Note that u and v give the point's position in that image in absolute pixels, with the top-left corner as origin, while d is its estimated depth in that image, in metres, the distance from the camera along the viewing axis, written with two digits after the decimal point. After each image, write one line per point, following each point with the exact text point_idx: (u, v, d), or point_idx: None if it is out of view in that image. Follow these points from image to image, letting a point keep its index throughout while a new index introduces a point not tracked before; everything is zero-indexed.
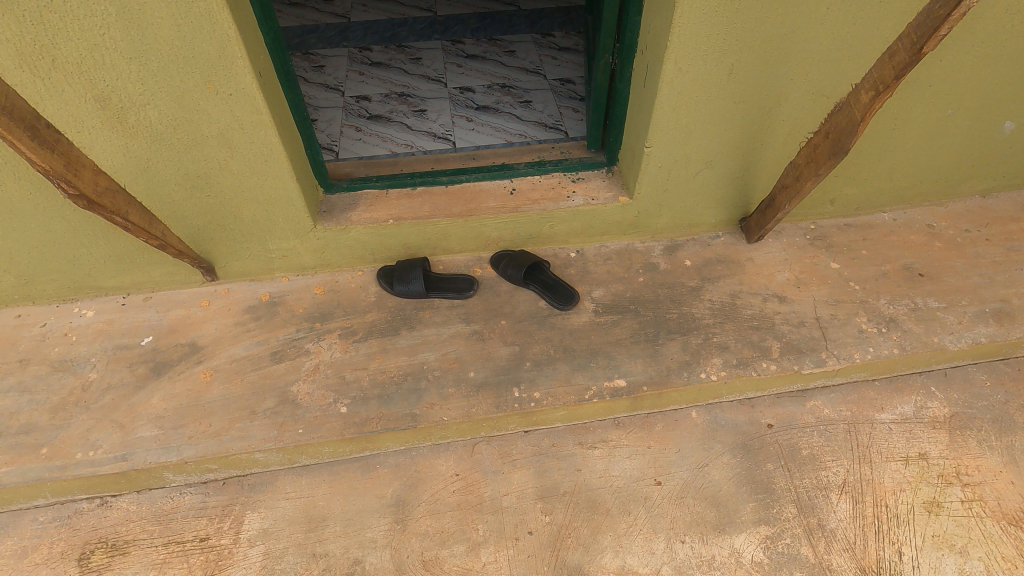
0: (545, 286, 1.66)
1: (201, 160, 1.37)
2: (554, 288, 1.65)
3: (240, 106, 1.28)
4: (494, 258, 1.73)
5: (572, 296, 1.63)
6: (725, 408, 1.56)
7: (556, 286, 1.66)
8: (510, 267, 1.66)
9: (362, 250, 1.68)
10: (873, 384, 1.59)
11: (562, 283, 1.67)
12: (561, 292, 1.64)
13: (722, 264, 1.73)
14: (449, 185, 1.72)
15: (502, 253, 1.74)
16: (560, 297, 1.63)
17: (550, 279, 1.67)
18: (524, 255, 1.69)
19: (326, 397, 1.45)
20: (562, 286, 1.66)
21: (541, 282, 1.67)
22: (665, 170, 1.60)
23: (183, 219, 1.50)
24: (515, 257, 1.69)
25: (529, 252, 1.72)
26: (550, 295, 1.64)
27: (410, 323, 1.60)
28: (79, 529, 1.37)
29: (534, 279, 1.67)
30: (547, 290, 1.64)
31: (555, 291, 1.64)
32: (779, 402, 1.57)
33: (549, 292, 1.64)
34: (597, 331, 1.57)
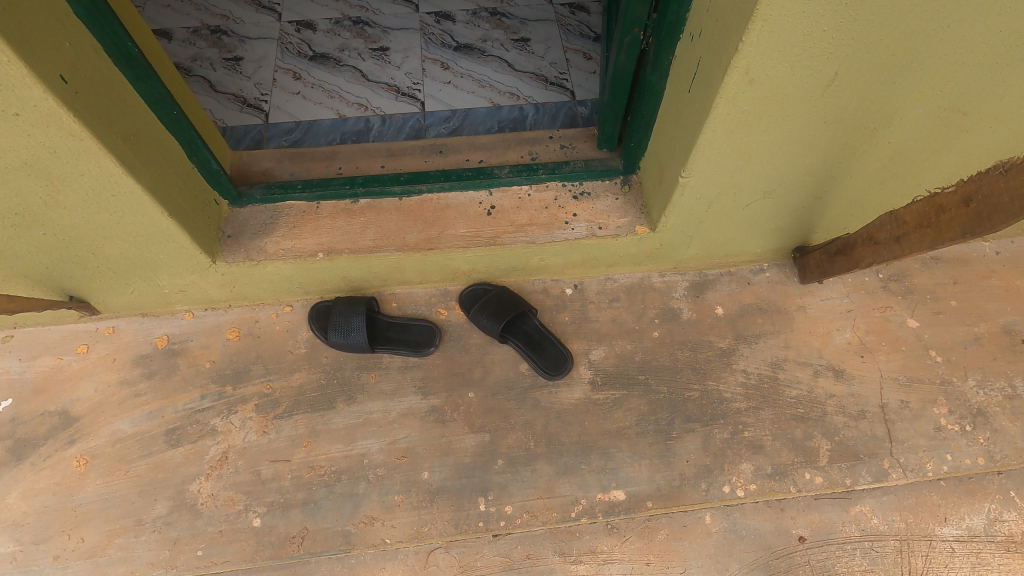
0: (528, 343, 1.26)
1: (16, 198, 0.91)
2: (540, 348, 1.25)
3: (42, 129, 0.79)
4: (463, 297, 1.31)
5: (564, 361, 1.24)
6: (746, 511, 1.15)
7: (544, 343, 1.26)
8: (485, 313, 1.24)
9: (287, 284, 1.26)
10: (938, 485, 1.17)
11: (551, 339, 1.26)
12: (549, 353, 1.25)
13: (765, 314, 1.31)
14: (404, 198, 1.24)
15: (474, 289, 1.31)
16: (547, 360, 1.24)
17: (536, 334, 1.27)
18: (504, 297, 1.27)
19: (235, 503, 1.11)
20: (552, 343, 1.26)
21: (524, 336, 1.26)
22: (705, 202, 1.12)
23: (19, 260, 1.05)
24: (492, 299, 1.26)
25: (510, 289, 1.29)
26: (534, 357, 1.24)
27: (349, 391, 1.22)
28: None
29: (514, 332, 1.26)
30: (530, 349, 1.25)
31: (541, 352, 1.25)
32: (817, 504, 1.15)
33: (534, 352, 1.25)
34: (592, 415, 1.20)
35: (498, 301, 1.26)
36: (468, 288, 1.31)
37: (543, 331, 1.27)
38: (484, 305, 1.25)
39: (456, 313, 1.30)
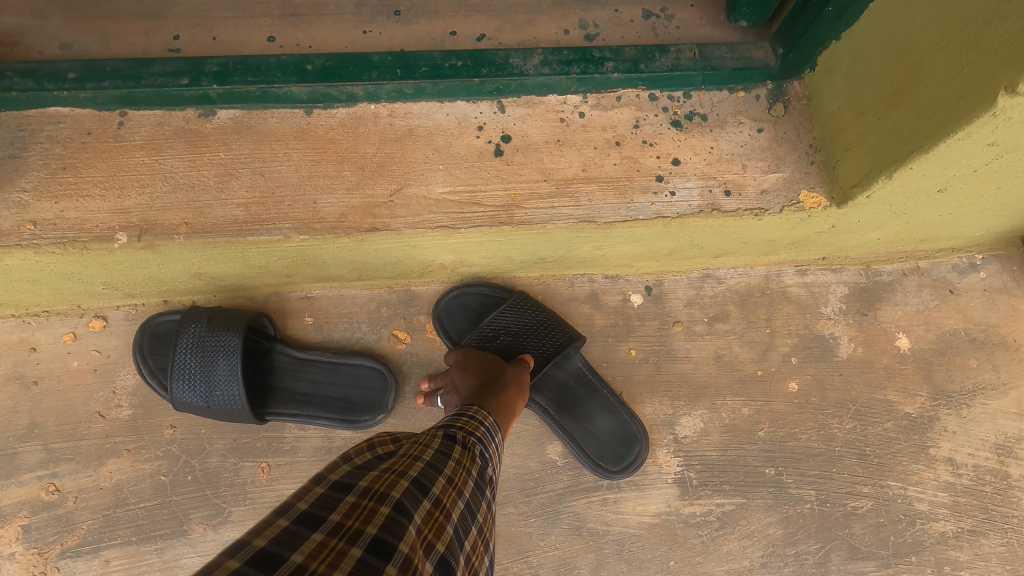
0: (566, 410, 0.66)
1: None
2: (588, 419, 0.66)
3: None
4: (441, 311, 0.68)
5: (632, 449, 0.66)
6: None
7: (596, 411, 0.67)
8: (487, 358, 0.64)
9: (76, 286, 0.61)
10: None
11: (609, 401, 0.67)
12: (605, 432, 0.66)
13: (981, 353, 0.74)
14: (314, 111, 0.58)
15: (464, 295, 0.69)
16: (602, 444, 0.65)
17: (581, 391, 0.67)
18: (524, 321, 0.66)
19: None
20: (611, 410, 0.67)
21: (559, 397, 0.66)
22: (995, 153, 0.50)
23: None
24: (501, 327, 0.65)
25: (533, 301, 0.67)
26: (578, 441, 0.66)
27: (217, 500, 0.63)
28: None
29: (541, 390, 0.66)
30: (570, 424, 0.66)
31: (591, 430, 0.66)
32: None
33: (576, 429, 0.66)
34: (677, 547, 0.65)
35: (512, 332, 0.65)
36: (452, 292, 0.69)
37: (593, 386, 0.67)
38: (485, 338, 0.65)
39: (426, 341, 0.69)
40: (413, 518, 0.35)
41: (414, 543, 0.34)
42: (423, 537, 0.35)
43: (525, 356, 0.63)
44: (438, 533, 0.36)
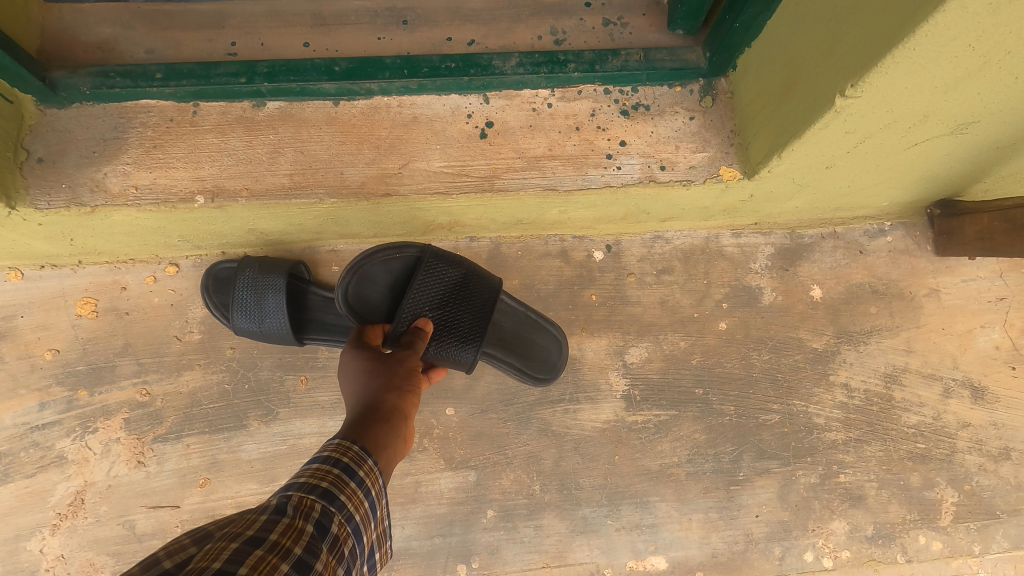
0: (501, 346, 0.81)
1: None
2: (523, 346, 0.82)
3: None
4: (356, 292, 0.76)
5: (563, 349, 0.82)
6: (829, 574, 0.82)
7: (527, 335, 0.82)
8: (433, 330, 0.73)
9: (158, 237, 0.79)
10: None
11: (532, 323, 0.82)
12: (541, 352, 0.82)
13: (881, 301, 0.90)
14: (342, 103, 0.75)
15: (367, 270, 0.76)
16: (538, 364, 0.82)
17: (506, 321, 0.81)
18: (439, 275, 0.75)
19: (98, 567, 0.77)
20: (536, 330, 0.82)
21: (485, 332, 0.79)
22: (857, 137, 0.66)
23: None
24: (428, 292, 0.74)
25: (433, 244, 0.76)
26: (521, 365, 0.82)
27: (267, 403, 0.83)
28: None
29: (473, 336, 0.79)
30: (509, 356, 0.81)
31: (527, 353, 0.81)
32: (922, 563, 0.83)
33: (517, 358, 0.81)
34: (622, 446, 0.83)
35: (439, 293, 0.74)
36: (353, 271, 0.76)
37: (515, 315, 0.81)
38: (421, 310, 0.73)
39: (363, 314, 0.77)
40: (266, 536, 0.43)
41: (267, 551, 0.42)
42: (280, 544, 0.43)
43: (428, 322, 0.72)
44: (296, 538, 0.44)
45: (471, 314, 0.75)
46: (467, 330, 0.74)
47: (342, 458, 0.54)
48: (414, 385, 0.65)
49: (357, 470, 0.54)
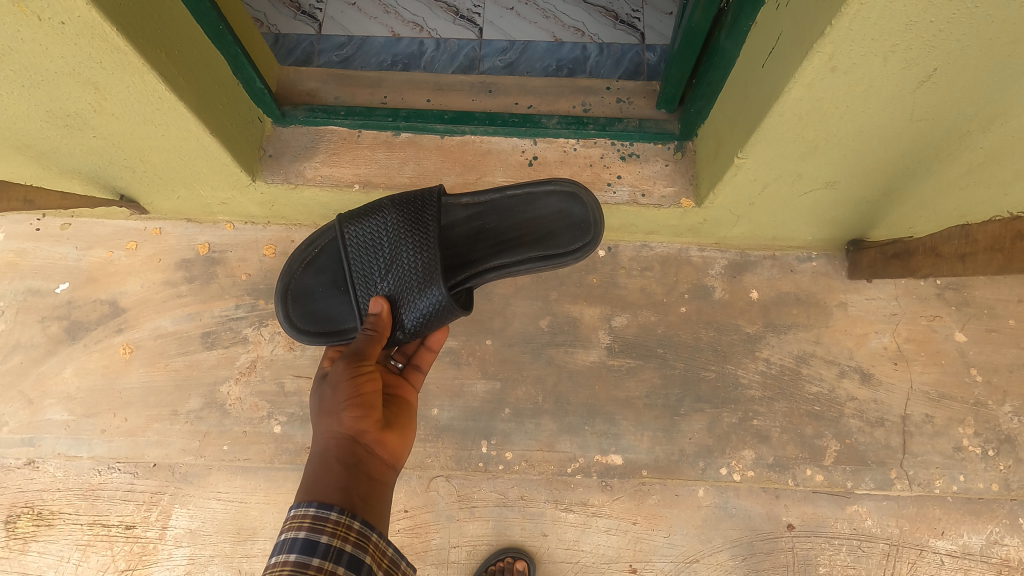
0: (510, 246, 1.01)
1: (64, 99, 0.93)
2: (544, 225, 1.02)
3: (86, 40, 0.80)
4: (312, 306, 1.06)
5: (585, 199, 1.02)
6: (740, 491, 1.18)
7: (539, 215, 1.03)
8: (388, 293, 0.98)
9: (322, 209, 1.27)
10: (933, 493, 1.16)
11: (528, 198, 1.04)
12: (568, 216, 1.02)
13: (801, 306, 1.26)
14: (446, 137, 1.21)
15: (306, 278, 1.07)
16: (564, 238, 1.01)
17: (492, 220, 1.02)
18: (357, 244, 1.00)
19: (259, 409, 1.24)
20: (542, 201, 1.03)
21: (457, 256, 1.01)
22: (760, 184, 1.05)
23: (73, 157, 1.10)
24: (359, 264, 1.00)
25: (348, 214, 1.02)
26: (551, 242, 1.02)
27: None
28: (6, 489, 1.26)
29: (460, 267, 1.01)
30: (529, 243, 1.02)
31: (548, 226, 1.02)
32: (813, 497, 1.18)
33: (530, 245, 1.01)
34: (602, 379, 1.23)
35: (369, 259, 0.99)
36: (294, 290, 1.07)
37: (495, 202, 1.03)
38: (367, 287, 0.99)
39: (336, 310, 1.05)
40: None
41: None
42: None
43: (378, 300, 0.96)
44: None
45: (409, 255, 0.97)
46: (421, 267, 0.96)
47: (303, 542, 0.73)
48: (353, 406, 0.87)
49: (322, 538, 0.74)
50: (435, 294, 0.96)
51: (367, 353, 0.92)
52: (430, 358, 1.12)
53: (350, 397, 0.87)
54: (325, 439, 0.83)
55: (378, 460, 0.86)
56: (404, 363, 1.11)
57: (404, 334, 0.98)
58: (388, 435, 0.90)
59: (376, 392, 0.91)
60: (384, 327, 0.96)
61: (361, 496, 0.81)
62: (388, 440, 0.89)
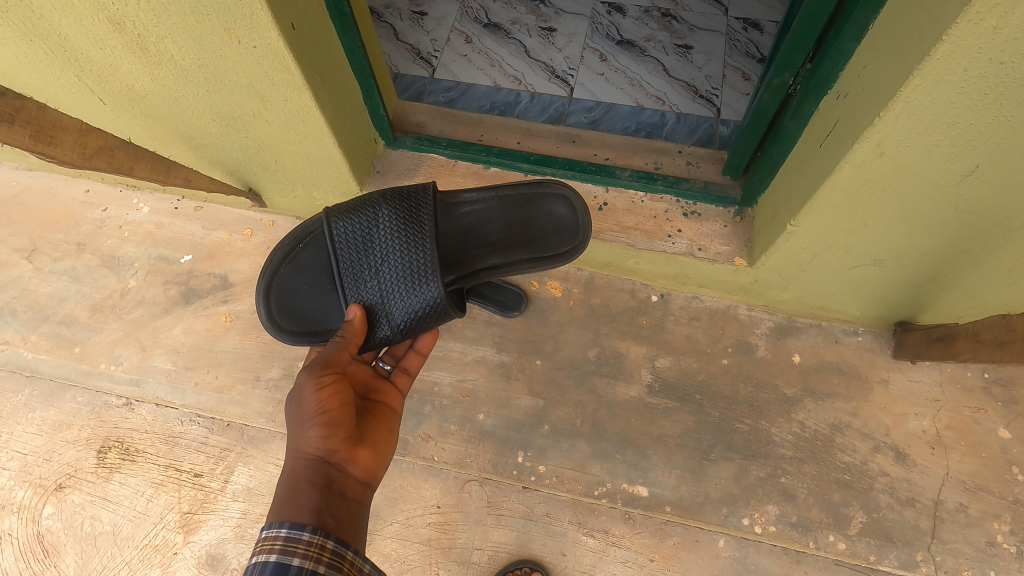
0: (503, 248, 1.16)
1: (233, 104, 1.15)
2: (536, 228, 1.18)
3: (267, 61, 1.01)
4: (293, 303, 1.11)
5: (576, 204, 1.19)
6: (761, 548, 1.20)
7: (532, 219, 1.18)
8: (378, 288, 1.07)
9: None
10: None
11: (522, 202, 1.19)
12: (558, 218, 1.19)
13: (842, 376, 1.31)
14: (529, 175, 1.38)
15: (289, 275, 1.12)
16: (555, 241, 1.18)
17: (485, 219, 1.16)
18: (346, 239, 1.08)
19: None
20: (537, 206, 1.19)
21: (453, 257, 1.13)
22: (810, 252, 1.14)
23: (223, 152, 1.33)
24: (348, 259, 1.07)
25: (336, 208, 1.10)
26: (541, 244, 1.18)
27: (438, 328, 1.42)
28: (104, 422, 1.46)
29: (457, 267, 1.12)
30: (522, 245, 1.16)
31: (540, 230, 1.18)
32: (836, 570, 1.17)
33: (524, 247, 1.17)
34: (638, 414, 1.31)
35: (358, 254, 1.07)
36: (278, 287, 1.12)
37: (488, 205, 1.17)
38: (355, 283, 1.07)
39: (320, 306, 1.11)
40: None
41: None
42: None
43: (354, 307, 1.04)
44: None
45: (402, 254, 1.06)
46: (415, 263, 1.06)
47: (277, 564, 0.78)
48: (323, 425, 0.92)
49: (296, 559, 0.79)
50: (426, 290, 1.06)
51: (332, 361, 0.97)
52: (418, 360, 1.21)
53: (314, 412, 0.92)
54: (296, 459, 0.90)
55: (349, 478, 0.93)
56: (392, 365, 1.20)
57: (390, 329, 1.07)
58: (359, 451, 0.96)
59: (341, 405, 0.95)
60: (355, 333, 1.03)
61: (333, 515, 0.87)
62: (357, 458, 0.95)
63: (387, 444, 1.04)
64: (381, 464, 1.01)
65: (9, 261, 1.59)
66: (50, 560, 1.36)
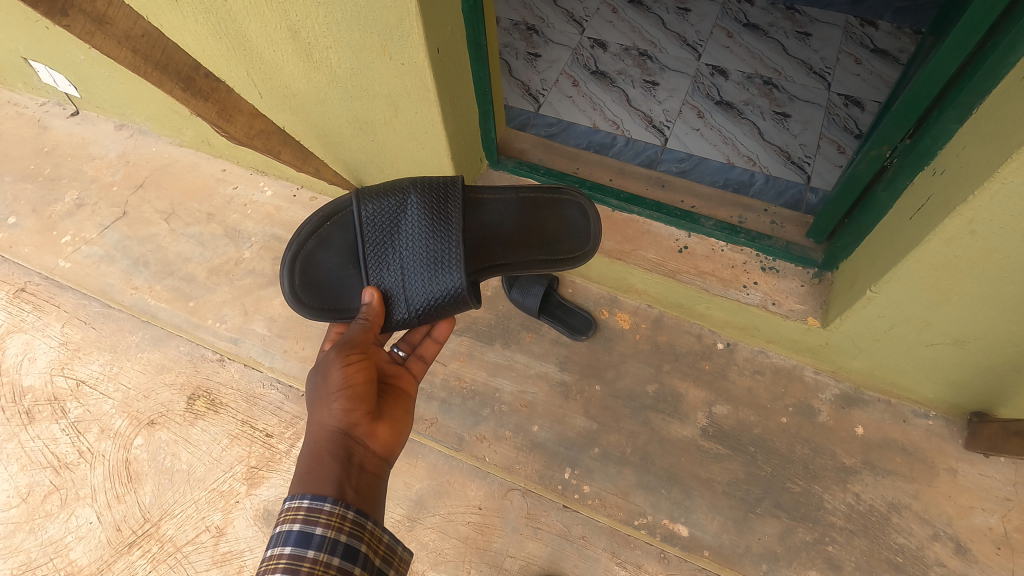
0: (519, 248, 1.21)
1: (369, 111, 1.32)
2: (549, 231, 1.23)
3: (409, 77, 1.17)
4: (315, 278, 1.17)
5: (590, 213, 1.25)
6: None
7: (546, 221, 1.24)
8: (399, 273, 1.14)
9: None
10: None
11: (539, 204, 1.24)
12: (570, 221, 1.24)
13: (907, 456, 1.28)
14: (616, 211, 1.46)
15: (315, 250, 1.17)
16: (568, 245, 1.23)
17: (503, 217, 1.21)
18: (371, 222, 1.15)
19: None
20: (552, 209, 1.24)
21: (470, 250, 1.19)
22: (887, 322, 1.15)
23: (349, 152, 1.51)
24: (374, 242, 1.15)
25: (366, 190, 1.17)
26: (553, 246, 1.23)
27: (507, 338, 1.51)
28: (199, 372, 1.63)
29: (472, 260, 1.19)
30: (535, 245, 1.22)
31: (553, 233, 1.23)
32: None
33: (539, 250, 1.22)
34: (689, 455, 1.32)
35: (382, 240, 1.14)
36: (302, 260, 1.17)
37: (505, 203, 1.22)
38: (378, 265, 1.14)
39: (341, 282, 1.17)
40: None
41: None
42: None
43: (372, 291, 1.12)
44: None
45: (426, 243, 1.13)
46: (435, 255, 1.13)
47: (304, 533, 0.82)
48: (346, 400, 0.96)
49: (321, 528, 0.83)
50: (447, 283, 1.13)
51: (356, 342, 1.04)
52: (433, 348, 1.29)
53: (337, 386, 0.97)
54: (318, 433, 0.93)
55: (369, 452, 0.96)
56: (407, 351, 1.28)
57: (408, 312, 1.14)
58: (379, 426, 1.00)
59: (364, 381, 1.00)
60: (375, 315, 1.11)
61: (353, 487, 0.90)
62: (377, 433, 0.99)
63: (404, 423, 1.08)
64: (398, 441, 1.04)
65: (150, 220, 1.84)
66: (131, 486, 1.51)
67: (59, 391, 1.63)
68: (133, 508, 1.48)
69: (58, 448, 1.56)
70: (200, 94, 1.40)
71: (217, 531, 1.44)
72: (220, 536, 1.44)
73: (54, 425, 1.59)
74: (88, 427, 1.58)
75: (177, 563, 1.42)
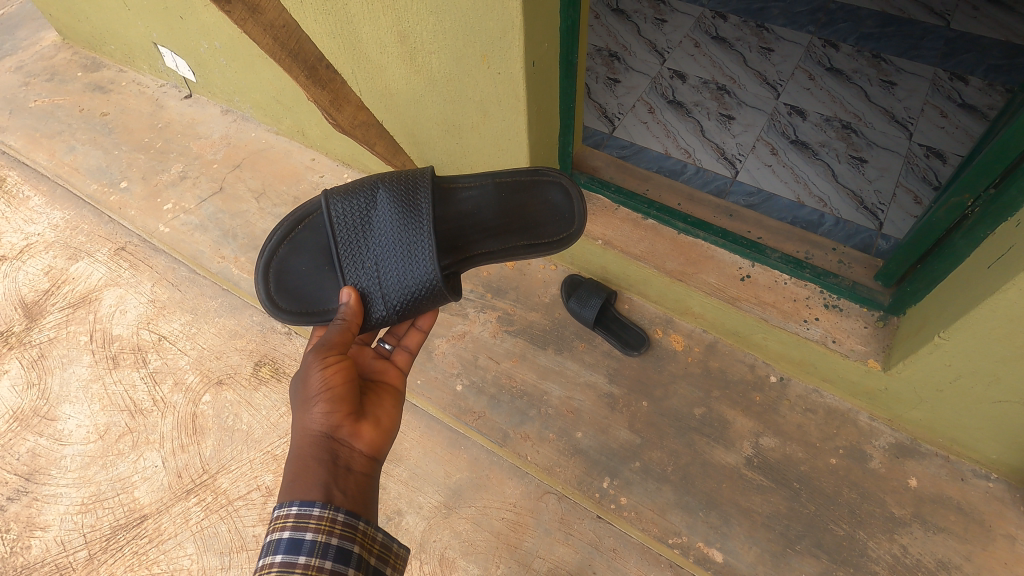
0: (502, 236, 1.26)
1: (460, 115, 1.42)
2: (531, 216, 1.27)
3: (503, 86, 1.25)
4: (291, 282, 1.21)
5: (571, 195, 1.29)
6: None
7: (526, 205, 1.28)
8: (374, 270, 1.17)
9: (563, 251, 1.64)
10: None
11: (516, 188, 1.28)
12: (551, 204, 1.28)
13: (962, 516, 1.23)
14: (681, 234, 1.50)
15: (288, 255, 1.22)
16: (549, 233, 1.27)
17: (483, 206, 1.25)
18: (341, 222, 1.18)
19: (453, 366, 1.55)
20: (531, 193, 1.28)
21: (450, 242, 1.22)
22: (952, 372, 1.13)
23: (435, 151, 1.61)
24: (346, 241, 1.18)
25: (334, 190, 1.20)
26: (536, 231, 1.28)
27: (560, 345, 1.56)
28: (267, 342, 1.75)
29: (452, 252, 1.23)
30: (516, 231, 1.27)
31: (535, 218, 1.27)
32: None
33: (522, 237, 1.26)
34: (731, 482, 1.32)
35: (353, 239, 1.17)
36: (276, 268, 1.21)
37: (483, 190, 1.25)
38: (352, 264, 1.18)
39: (316, 284, 1.21)
40: None
41: None
42: None
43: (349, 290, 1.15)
44: None
45: (398, 237, 1.17)
46: (409, 245, 1.16)
47: (291, 540, 0.83)
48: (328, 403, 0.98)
49: (310, 532, 0.84)
50: (422, 275, 1.16)
51: (334, 343, 1.06)
52: (417, 337, 1.32)
53: (317, 389, 0.99)
54: (303, 437, 0.95)
55: (355, 453, 0.98)
56: (394, 344, 1.30)
57: (386, 309, 1.17)
58: (363, 426, 1.01)
59: (343, 382, 1.02)
60: (352, 313, 1.13)
61: (341, 489, 0.91)
62: (362, 435, 1.00)
63: (390, 420, 1.10)
64: (385, 439, 1.05)
65: (242, 198, 2.00)
66: (194, 438, 1.62)
67: (142, 343, 1.77)
68: (194, 458, 1.59)
69: (136, 394, 1.69)
70: (319, 83, 1.40)
71: (266, 491, 1.53)
72: (269, 495, 1.53)
73: (134, 372, 1.73)
74: (164, 379, 1.71)
75: (228, 514, 1.51)
